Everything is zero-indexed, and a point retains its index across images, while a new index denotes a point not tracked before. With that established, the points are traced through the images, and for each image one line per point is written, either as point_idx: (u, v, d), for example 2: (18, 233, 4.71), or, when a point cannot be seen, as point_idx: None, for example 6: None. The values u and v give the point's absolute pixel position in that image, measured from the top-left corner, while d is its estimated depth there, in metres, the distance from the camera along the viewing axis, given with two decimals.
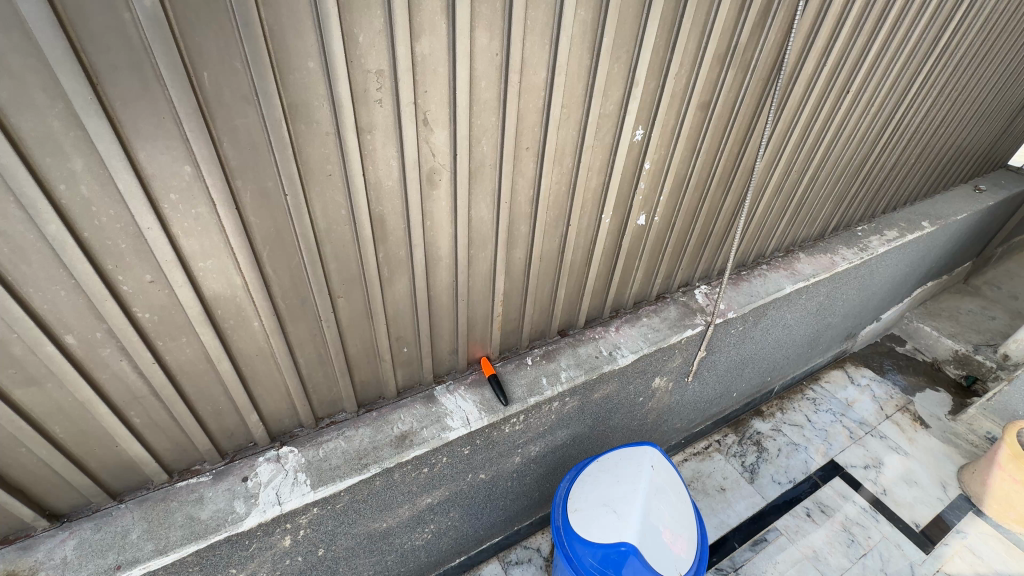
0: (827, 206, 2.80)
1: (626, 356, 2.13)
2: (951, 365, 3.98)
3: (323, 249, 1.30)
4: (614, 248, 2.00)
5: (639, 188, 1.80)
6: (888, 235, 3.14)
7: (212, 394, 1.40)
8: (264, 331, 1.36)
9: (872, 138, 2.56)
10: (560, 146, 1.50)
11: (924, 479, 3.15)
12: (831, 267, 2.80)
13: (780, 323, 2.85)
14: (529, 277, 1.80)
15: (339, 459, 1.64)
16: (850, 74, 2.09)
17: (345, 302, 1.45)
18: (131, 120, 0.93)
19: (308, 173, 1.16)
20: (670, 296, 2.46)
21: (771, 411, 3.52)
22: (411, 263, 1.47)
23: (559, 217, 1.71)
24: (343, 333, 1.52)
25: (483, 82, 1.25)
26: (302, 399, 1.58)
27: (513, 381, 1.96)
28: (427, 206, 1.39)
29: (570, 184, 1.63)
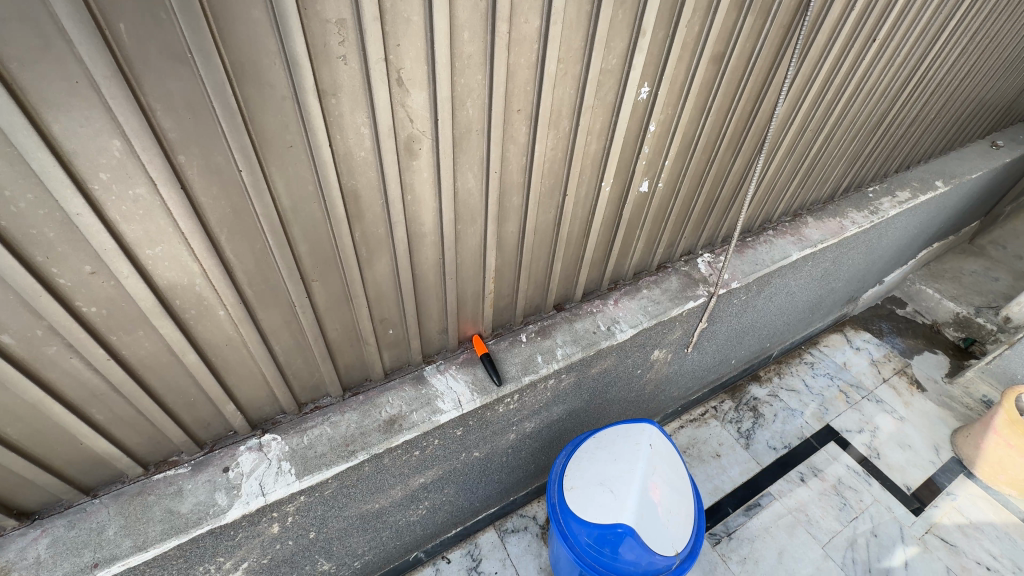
0: (840, 167, 2.64)
1: (625, 331, 2.04)
2: (951, 328, 3.94)
3: (291, 230, 1.16)
4: (614, 218, 1.85)
5: (643, 152, 1.64)
6: (900, 196, 3.00)
7: (181, 387, 1.30)
8: (231, 320, 1.23)
9: (895, 92, 2.37)
10: (556, 107, 1.34)
11: (917, 443, 3.16)
12: (840, 232, 2.67)
13: (784, 291, 2.75)
14: (522, 252, 1.67)
15: (325, 446, 1.57)
16: (878, 19, 1.88)
17: (320, 286, 1.32)
18: (35, 87, 0.76)
19: (264, 145, 1.00)
20: (671, 265, 2.34)
21: (768, 376, 3.49)
22: (392, 242, 1.33)
23: (555, 186, 1.56)
24: (321, 318, 1.40)
25: (467, 34, 1.07)
26: (282, 387, 1.48)
27: (507, 360, 1.87)
28: (407, 179, 1.24)
29: (567, 150, 1.47)
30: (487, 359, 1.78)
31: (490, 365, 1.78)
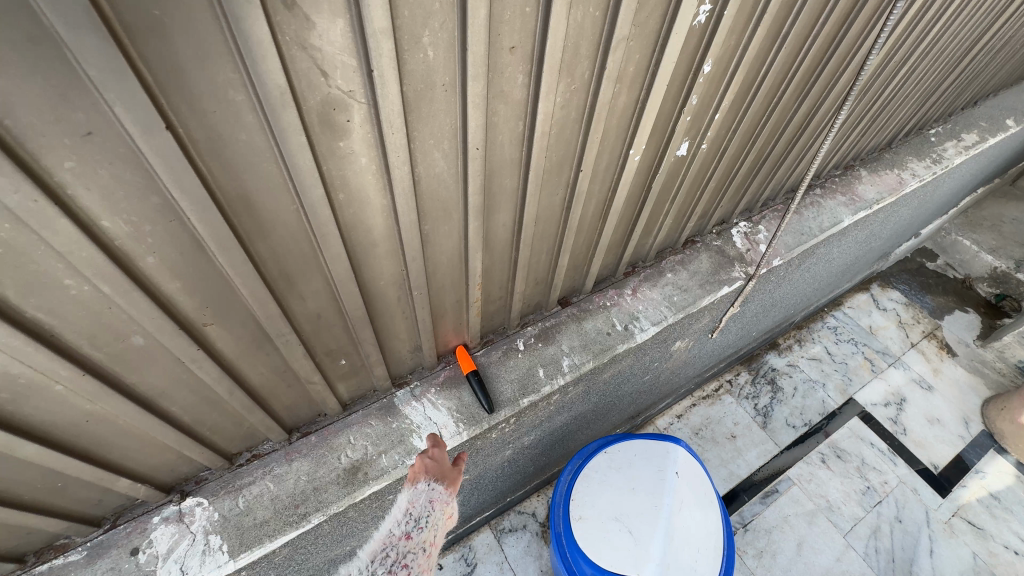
0: (910, 106, 2.13)
1: (647, 330, 1.64)
2: (985, 283, 3.61)
3: (143, 266, 0.71)
4: (639, 192, 1.39)
5: (689, 104, 1.15)
6: (967, 139, 2.50)
7: (32, 482, 0.90)
8: (82, 395, 0.81)
9: (1002, 5, 1.81)
10: (573, 40, 0.84)
11: (945, 416, 2.92)
12: (898, 189, 2.22)
13: (825, 259, 2.33)
14: (519, 249, 1.22)
15: (267, 511, 1.21)
16: None
17: (222, 330, 0.89)
18: None
19: (30, 136, 0.53)
20: (700, 239, 1.90)
21: (788, 344, 3.17)
22: (325, 262, 0.89)
23: (565, 160, 1.08)
24: (235, 365, 0.98)
25: None
26: (196, 449, 1.09)
27: (501, 377, 1.48)
28: (334, 170, 0.77)
29: (586, 107, 0.99)
30: (474, 378, 1.39)
31: (478, 385, 1.39)
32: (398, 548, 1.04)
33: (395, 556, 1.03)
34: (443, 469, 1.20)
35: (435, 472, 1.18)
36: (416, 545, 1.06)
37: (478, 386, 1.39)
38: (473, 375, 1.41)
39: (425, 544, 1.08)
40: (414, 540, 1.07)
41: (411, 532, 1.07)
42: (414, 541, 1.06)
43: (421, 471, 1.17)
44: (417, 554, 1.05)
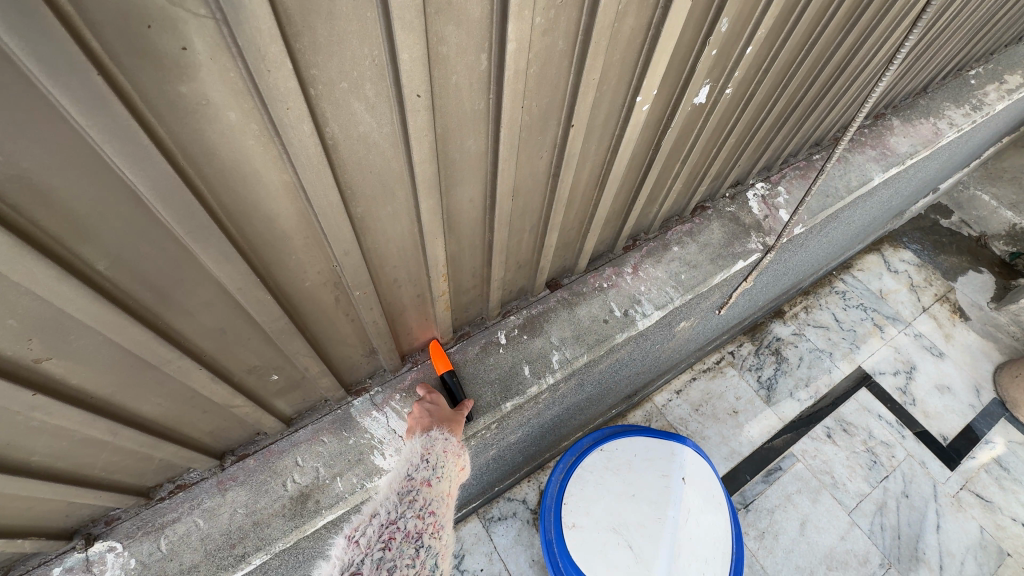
0: (957, 41, 1.81)
1: (650, 316, 1.40)
2: (1000, 241, 3.40)
3: None
4: (644, 152, 1.11)
5: (715, 32, 0.86)
6: (1011, 81, 2.20)
7: None
8: None
9: None
10: None
11: (956, 384, 2.78)
12: (934, 141, 1.94)
13: (845, 222, 2.07)
14: (493, 230, 0.96)
15: (195, 553, 1.00)
16: None
17: (70, 362, 0.63)
18: None
19: None
20: (711, 205, 1.64)
21: (794, 311, 2.98)
22: (207, 264, 0.62)
23: (551, 111, 0.80)
24: (115, 401, 0.74)
25: None
26: (91, 493, 0.87)
27: (478, 378, 1.25)
28: (182, 130, 0.49)
29: (578, 35, 0.70)
30: (450, 379, 1.15)
31: (456, 388, 1.15)
32: (420, 493, 0.92)
33: (419, 501, 0.91)
34: (449, 413, 1.11)
35: (442, 418, 1.09)
36: (437, 492, 0.95)
37: (455, 389, 1.15)
38: (448, 376, 1.15)
39: (445, 492, 0.97)
40: (436, 489, 0.95)
41: (432, 479, 0.96)
42: (437, 490, 0.95)
43: (426, 419, 1.08)
44: (440, 501, 0.94)
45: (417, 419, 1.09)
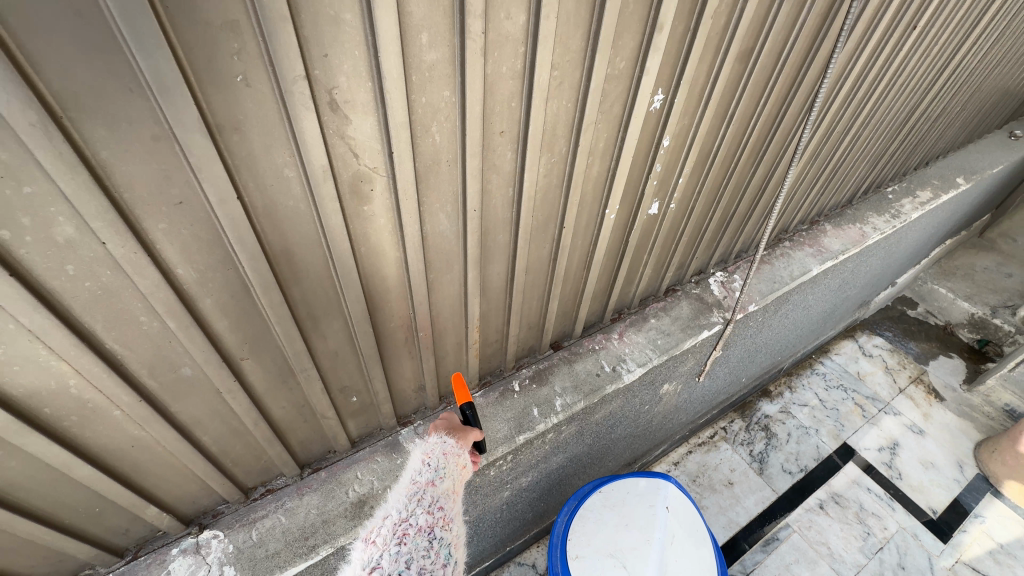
0: (862, 168, 2.38)
1: (633, 372, 1.77)
2: (965, 329, 3.75)
3: (201, 307, 0.87)
4: (618, 246, 1.58)
5: (653, 171, 1.37)
6: (922, 196, 2.75)
7: (78, 504, 1.01)
8: (134, 420, 0.94)
9: (925, 87, 2.10)
10: (551, 125, 1.05)
11: (939, 460, 2.96)
12: (862, 241, 2.42)
13: (801, 306, 2.48)
14: (511, 296, 1.39)
15: (277, 542, 1.29)
16: (919, 6, 1.61)
17: (254, 364, 1.03)
18: None
19: (139, 206, 0.70)
20: (681, 288, 2.07)
21: (779, 391, 3.27)
22: (345, 303, 1.05)
23: (550, 219, 1.27)
24: (261, 400, 1.11)
25: (424, 38, 0.77)
26: (219, 478, 1.20)
27: (497, 416, 1.59)
28: (357, 228, 0.95)
29: (565, 175, 1.19)
30: (471, 411, 1.16)
31: (476, 422, 1.18)
32: (427, 493, 1.10)
33: (426, 499, 1.09)
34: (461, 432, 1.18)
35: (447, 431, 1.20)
36: (441, 490, 1.11)
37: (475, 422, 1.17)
38: (469, 411, 1.16)
39: (450, 488, 1.13)
40: (440, 487, 1.12)
41: (436, 478, 1.12)
42: (441, 488, 1.12)
43: (439, 430, 1.21)
44: (445, 497, 1.12)
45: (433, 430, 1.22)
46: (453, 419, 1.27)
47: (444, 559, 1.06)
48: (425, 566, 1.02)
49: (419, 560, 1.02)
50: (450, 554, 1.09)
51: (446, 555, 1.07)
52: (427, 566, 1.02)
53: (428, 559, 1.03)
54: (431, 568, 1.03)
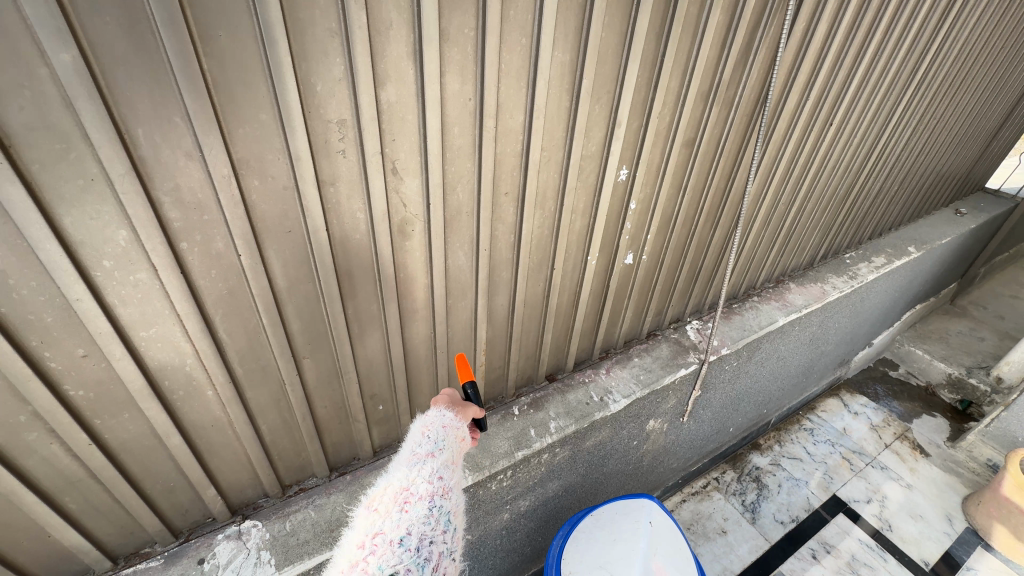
0: (815, 235, 2.77)
1: (619, 401, 2.01)
2: (945, 389, 3.94)
3: (285, 309, 1.18)
4: (601, 289, 1.91)
5: (625, 228, 1.73)
6: (877, 261, 3.12)
7: (161, 474, 1.26)
8: (219, 400, 1.22)
9: (856, 168, 2.55)
10: (542, 189, 1.43)
11: (928, 513, 3.04)
12: (822, 297, 2.75)
13: (775, 356, 2.75)
14: (512, 324, 1.70)
15: (307, 533, 1.48)
16: (832, 108, 2.07)
17: (311, 363, 1.32)
18: (52, 185, 0.81)
19: (264, 231, 1.04)
20: (661, 333, 2.37)
21: (769, 444, 3.42)
22: (384, 317, 1.36)
23: (543, 261, 1.62)
24: (311, 397, 1.39)
25: (456, 129, 1.16)
26: (267, 468, 1.44)
27: (499, 434, 1.83)
28: (399, 258, 1.29)
29: (554, 227, 1.55)
30: (473, 391, 1.28)
31: (479, 400, 1.29)
32: (427, 464, 1.17)
33: (426, 470, 1.16)
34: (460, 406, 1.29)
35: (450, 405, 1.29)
36: (441, 461, 1.18)
37: (477, 400, 1.29)
38: (471, 390, 1.26)
39: (449, 459, 1.20)
40: (439, 458, 1.19)
41: (436, 451, 1.19)
42: (441, 460, 1.19)
43: (442, 406, 1.27)
44: (444, 468, 1.19)
45: (434, 405, 1.28)
46: (455, 395, 1.34)
47: (443, 525, 1.15)
48: (426, 531, 1.10)
49: (420, 526, 1.10)
50: (450, 521, 1.17)
51: (446, 521, 1.16)
52: (427, 531, 1.10)
53: (429, 525, 1.11)
54: (432, 532, 1.11)
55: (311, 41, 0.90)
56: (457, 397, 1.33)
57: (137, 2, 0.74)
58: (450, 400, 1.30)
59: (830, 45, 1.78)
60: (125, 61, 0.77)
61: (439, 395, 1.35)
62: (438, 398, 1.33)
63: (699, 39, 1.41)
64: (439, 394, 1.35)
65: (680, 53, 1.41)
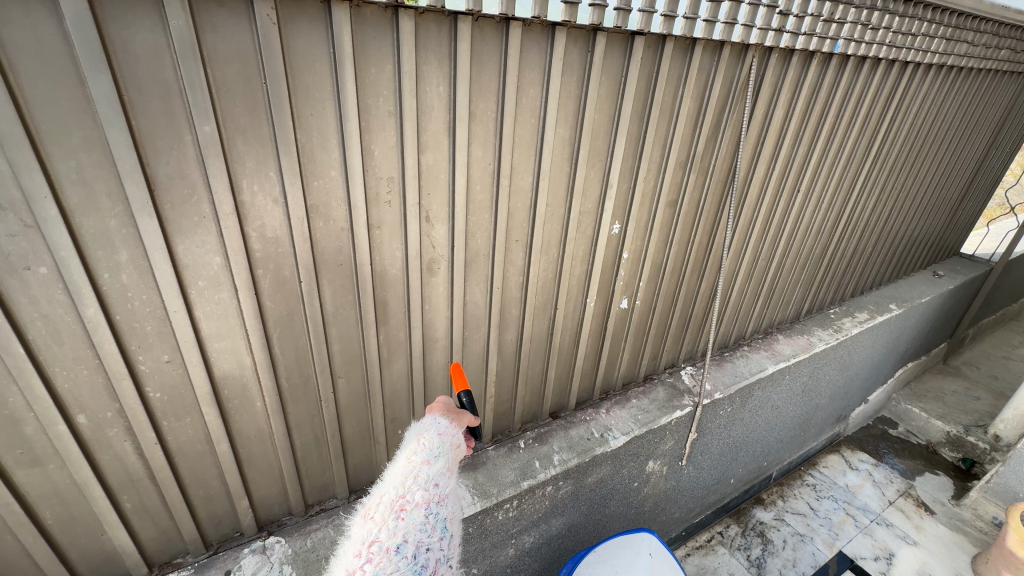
0: (798, 290, 3.01)
1: (619, 438, 2.14)
2: (946, 448, 3.97)
3: (329, 331, 1.40)
4: (600, 331, 2.12)
5: (619, 275, 1.98)
6: (860, 317, 3.33)
7: (206, 480, 1.41)
8: (265, 411, 1.40)
9: (828, 230, 2.85)
10: (547, 238, 1.69)
11: (938, 572, 2.99)
12: (809, 347, 2.93)
13: (769, 405, 2.88)
14: (520, 358, 1.89)
15: (327, 549, 1.56)
16: (797, 178, 2.38)
17: (345, 382, 1.51)
18: (176, 220, 1.06)
19: (322, 264, 1.29)
20: (657, 377, 2.54)
21: (772, 499, 3.43)
22: (409, 344, 1.57)
23: (548, 301, 1.85)
24: (341, 415, 1.56)
25: (478, 187, 1.44)
26: (296, 482, 1.58)
27: (506, 465, 1.94)
28: (426, 292, 1.52)
29: (557, 271, 1.79)
30: (468, 399, 1.45)
31: (473, 409, 1.46)
32: (423, 471, 1.24)
33: (422, 478, 1.23)
34: (455, 414, 1.44)
35: (446, 414, 1.43)
36: (436, 469, 1.26)
37: (472, 409, 1.46)
38: (467, 398, 1.44)
39: (444, 468, 1.28)
40: (434, 466, 1.26)
41: (432, 458, 1.27)
42: (436, 467, 1.26)
43: (437, 413, 1.41)
44: (439, 475, 1.26)
45: (428, 417, 1.39)
46: (448, 403, 1.49)
47: (440, 532, 1.18)
48: (422, 538, 1.14)
49: (416, 533, 1.14)
50: (446, 528, 1.21)
51: (442, 529, 1.19)
52: (424, 538, 1.14)
53: (425, 533, 1.15)
54: (428, 539, 1.15)
55: (373, 120, 1.19)
56: (451, 406, 1.48)
57: (258, 91, 1.04)
58: (445, 407, 1.44)
59: (788, 127, 2.11)
60: (244, 132, 1.05)
61: (433, 404, 1.50)
62: (433, 407, 1.47)
63: (674, 121, 1.73)
64: (434, 403, 1.49)
65: (660, 131, 1.73)
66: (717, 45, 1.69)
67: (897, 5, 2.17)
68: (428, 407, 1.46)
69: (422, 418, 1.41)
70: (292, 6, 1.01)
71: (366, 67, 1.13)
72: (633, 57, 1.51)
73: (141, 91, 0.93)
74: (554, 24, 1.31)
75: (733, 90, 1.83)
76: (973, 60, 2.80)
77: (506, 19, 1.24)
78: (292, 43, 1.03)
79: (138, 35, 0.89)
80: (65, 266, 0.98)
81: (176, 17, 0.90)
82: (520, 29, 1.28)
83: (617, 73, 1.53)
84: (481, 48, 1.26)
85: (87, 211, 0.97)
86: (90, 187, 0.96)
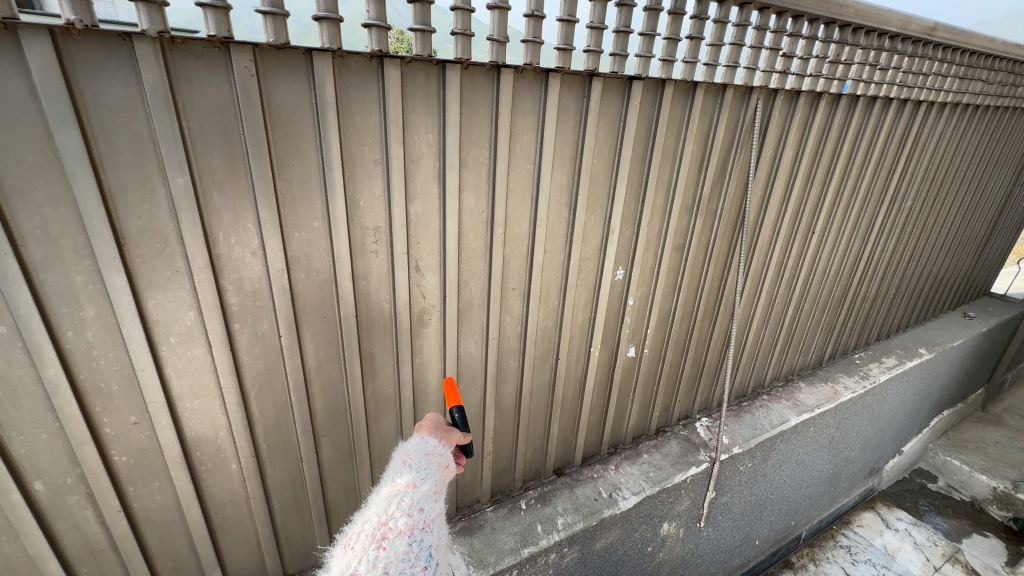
0: (818, 335, 2.87)
1: (628, 498, 1.96)
2: (994, 505, 3.62)
3: (312, 387, 1.32)
4: (606, 382, 2.00)
5: (626, 323, 1.88)
6: (888, 362, 3.14)
7: (174, 550, 1.30)
8: (241, 474, 1.31)
9: (847, 271, 2.72)
10: (546, 287, 1.61)
11: None
12: (835, 397, 2.74)
13: (795, 458, 2.66)
14: (520, 412, 1.79)
15: None
16: (811, 218, 2.29)
17: (328, 441, 1.42)
18: (146, 275, 1.01)
19: (303, 316, 1.22)
20: (670, 429, 2.39)
21: (802, 562, 3.13)
22: (399, 400, 1.48)
23: (548, 351, 1.75)
24: (324, 476, 1.46)
25: (471, 235, 1.38)
26: (275, 550, 1.46)
27: (506, 530, 1.78)
28: (417, 344, 1.44)
29: (557, 321, 1.71)
30: (457, 413, 1.31)
31: (463, 426, 1.31)
32: (407, 495, 1.10)
33: (407, 502, 1.09)
34: (444, 433, 1.30)
35: (435, 432, 1.29)
36: (423, 491, 1.12)
37: (463, 426, 1.31)
38: (457, 414, 1.30)
39: (431, 489, 1.14)
40: (421, 488, 1.12)
41: (418, 480, 1.13)
42: (422, 490, 1.12)
43: (425, 432, 1.27)
44: (426, 499, 1.11)
45: (416, 436, 1.26)
46: (438, 421, 1.35)
47: (425, 562, 1.01)
48: (405, 569, 0.97)
49: (399, 564, 0.97)
50: (432, 557, 1.04)
51: (428, 558, 1.03)
52: (406, 569, 0.97)
53: (408, 563, 0.98)
54: (412, 570, 0.98)
55: (356, 168, 1.15)
56: (441, 423, 1.34)
57: (236, 142, 1.00)
58: (433, 425, 1.31)
59: (799, 166, 2.04)
60: (220, 184, 1.02)
61: (422, 422, 1.36)
62: (421, 425, 1.33)
63: (677, 164, 1.68)
64: (423, 422, 1.35)
65: (663, 174, 1.67)
66: (719, 88, 1.65)
67: (906, 45, 2.12)
68: (417, 426, 1.33)
69: (409, 439, 1.27)
70: (272, 57, 0.98)
71: (350, 117, 1.10)
72: (631, 101, 1.46)
73: (113, 144, 0.90)
74: (546, 70, 1.29)
75: (738, 133, 1.78)
76: (989, 97, 2.72)
77: (497, 66, 1.22)
78: (273, 94, 1.01)
79: (111, 89, 0.87)
80: (24, 323, 0.92)
81: (150, 70, 0.88)
82: (512, 76, 1.25)
83: (616, 118, 1.49)
84: (471, 95, 1.23)
85: (51, 267, 0.93)
86: (56, 243, 0.91)
